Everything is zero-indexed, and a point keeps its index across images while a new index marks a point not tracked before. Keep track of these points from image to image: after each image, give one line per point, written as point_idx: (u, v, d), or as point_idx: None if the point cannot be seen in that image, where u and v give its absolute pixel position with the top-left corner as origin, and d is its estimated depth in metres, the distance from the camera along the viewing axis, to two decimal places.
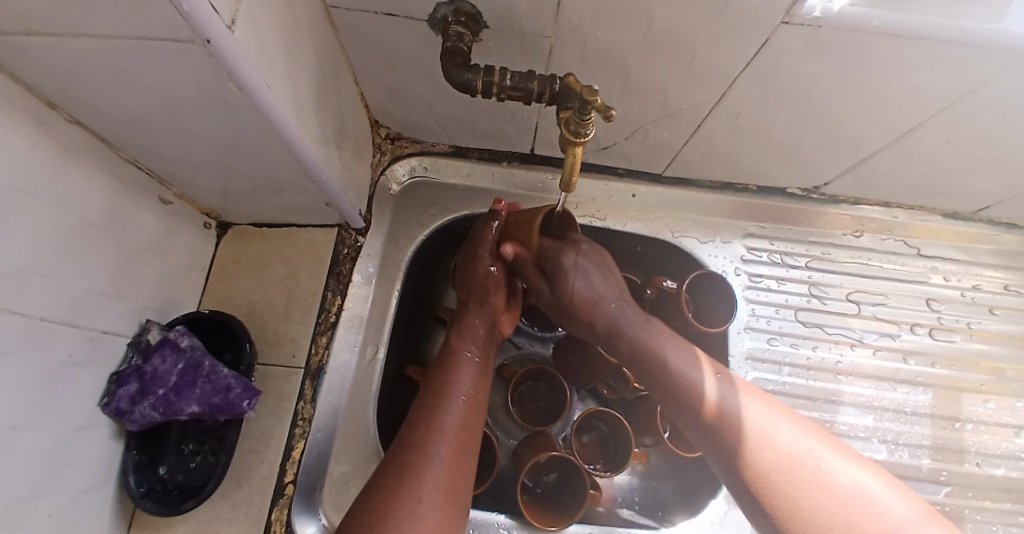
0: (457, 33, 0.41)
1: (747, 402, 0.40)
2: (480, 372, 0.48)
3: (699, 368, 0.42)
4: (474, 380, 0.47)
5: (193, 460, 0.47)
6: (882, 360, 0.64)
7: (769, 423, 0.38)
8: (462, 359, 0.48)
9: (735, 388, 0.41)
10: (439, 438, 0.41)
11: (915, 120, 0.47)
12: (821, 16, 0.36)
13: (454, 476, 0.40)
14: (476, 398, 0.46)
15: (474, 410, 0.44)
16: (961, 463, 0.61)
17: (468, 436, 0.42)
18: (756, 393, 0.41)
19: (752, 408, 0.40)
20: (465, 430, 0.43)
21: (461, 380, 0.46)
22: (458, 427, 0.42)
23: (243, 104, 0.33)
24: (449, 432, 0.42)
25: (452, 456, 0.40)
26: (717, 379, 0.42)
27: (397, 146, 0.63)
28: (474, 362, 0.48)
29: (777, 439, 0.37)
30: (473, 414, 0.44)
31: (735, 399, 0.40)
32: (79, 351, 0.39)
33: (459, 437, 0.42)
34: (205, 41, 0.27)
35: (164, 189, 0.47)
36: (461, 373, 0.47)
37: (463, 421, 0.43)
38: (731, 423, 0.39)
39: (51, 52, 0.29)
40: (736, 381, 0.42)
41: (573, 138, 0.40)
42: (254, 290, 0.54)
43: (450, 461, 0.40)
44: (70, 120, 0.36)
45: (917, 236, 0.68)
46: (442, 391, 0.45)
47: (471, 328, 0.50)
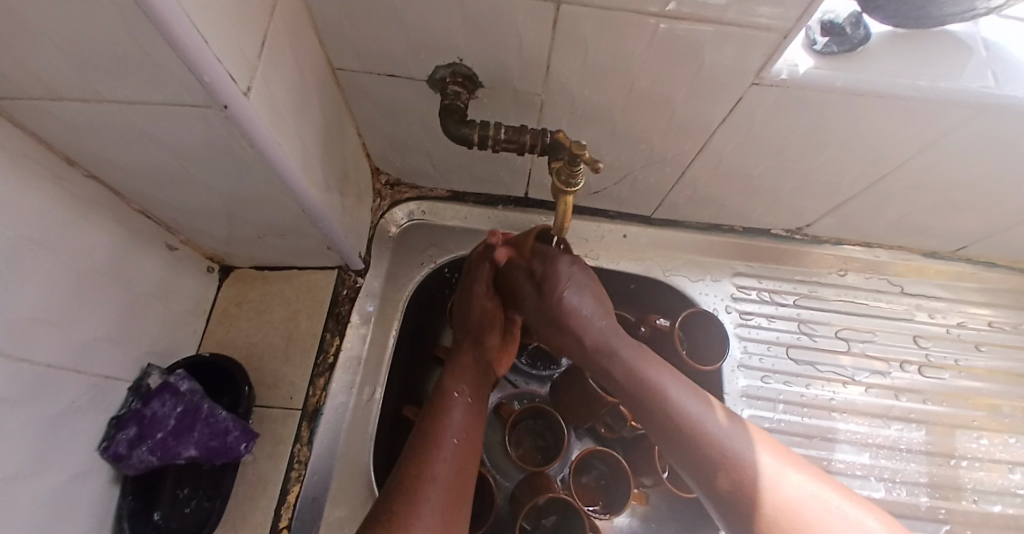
0: (455, 92, 0.44)
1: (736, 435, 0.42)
2: (470, 415, 0.47)
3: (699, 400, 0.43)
4: (466, 423, 0.46)
5: (187, 505, 0.46)
6: (875, 397, 0.65)
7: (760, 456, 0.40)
8: (451, 402, 0.47)
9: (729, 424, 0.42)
10: (431, 487, 0.40)
11: (885, 167, 0.50)
12: (787, 78, 0.39)
13: (449, 521, 0.39)
14: (468, 441, 0.45)
15: (466, 458, 0.44)
16: (959, 500, 0.61)
17: (462, 482, 0.42)
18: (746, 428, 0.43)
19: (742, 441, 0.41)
20: (457, 475, 0.42)
21: (451, 423, 0.45)
22: (451, 472, 0.42)
23: (253, 158, 0.35)
24: (440, 479, 0.41)
25: (446, 503, 0.40)
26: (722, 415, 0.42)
27: (396, 191, 0.65)
28: (464, 404, 0.47)
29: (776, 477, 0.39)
30: (465, 461, 0.43)
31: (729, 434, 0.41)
32: (82, 397, 0.40)
33: (453, 483, 0.41)
34: (223, 106, 0.29)
35: (171, 235, 0.48)
36: (452, 414, 0.46)
37: (455, 467, 0.42)
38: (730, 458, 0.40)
39: (74, 115, 0.31)
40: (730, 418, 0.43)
41: (565, 188, 0.43)
42: (254, 332, 0.55)
43: (444, 508, 0.39)
44: (86, 175, 0.38)
45: (901, 274, 0.70)
46: (433, 436, 0.44)
47: (461, 369, 0.50)
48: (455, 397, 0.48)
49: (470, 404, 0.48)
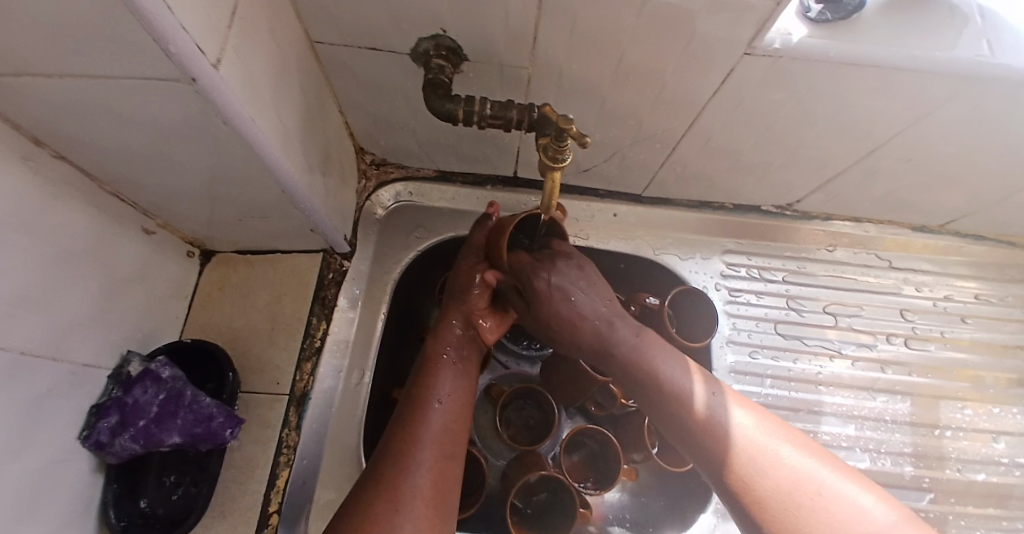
0: (438, 66, 0.43)
1: (735, 413, 0.40)
2: (459, 377, 0.47)
3: (690, 377, 0.42)
4: (456, 384, 0.46)
5: (174, 491, 0.46)
6: (862, 370, 0.65)
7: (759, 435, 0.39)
8: (440, 366, 0.47)
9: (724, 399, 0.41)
10: (418, 448, 0.41)
11: (876, 141, 0.50)
12: (781, 47, 0.39)
13: (438, 481, 0.40)
14: (456, 405, 0.45)
15: (455, 419, 0.44)
16: (942, 469, 0.62)
17: (451, 442, 0.42)
18: (746, 404, 0.42)
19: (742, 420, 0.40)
20: (447, 434, 0.42)
21: (439, 387, 0.45)
22: (439, 431, 0.42)
23: (228, 137, 0.34)
24: (428, 439, 0.41)
25: (435, 463, 0.40)
26: (706, 387, 0.42)
27: (382, 171, 0.64)
28: (453, 366, 0.47)
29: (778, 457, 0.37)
30: (455, 425, 0.44)
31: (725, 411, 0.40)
32: (60, 384, 0.39)
33: (441, 443, 0.42)
34: (191, 80, 0.28)
35: (148, 219, 0.47)
36: (441, 376, 0.46)
37: (444, 427, 0.43)
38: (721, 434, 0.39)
39: (33, 90, 0.30)
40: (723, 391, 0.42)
41: (552, 164, 0.42)
42: (238, 317, 0.54)
43: (433, 469, 0.40)
44: (56, 156, 0.37)
45: (888, 249, 0.70)
46: (421, 402, 0.44)
47: (449, 330, 0.50)
48: (444, 360, 0.48)
49: (459, 365, 0.48)
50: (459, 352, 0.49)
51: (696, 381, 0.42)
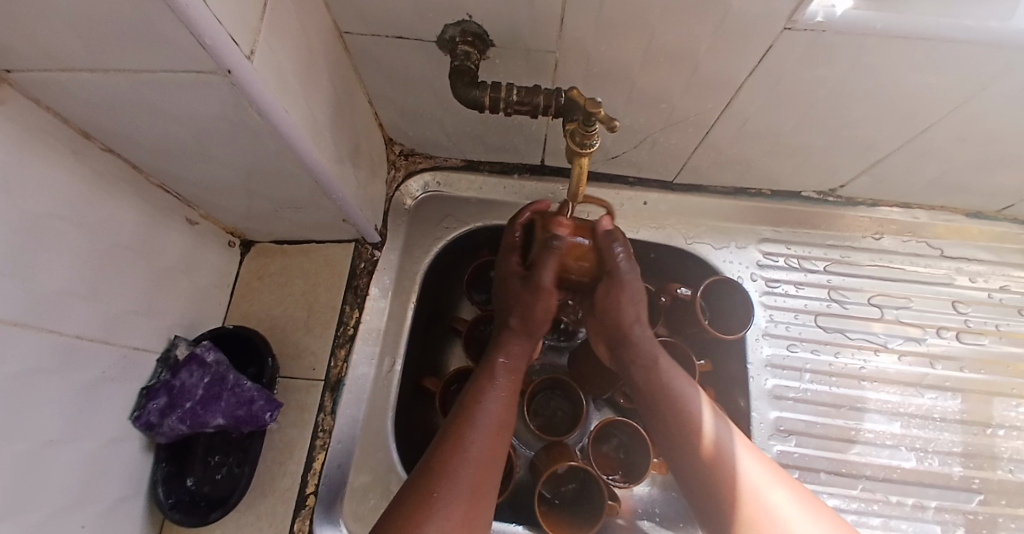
0: (465, 53, 0.42)
1: (741, 452, 0.43)
2: (506, 396, 0.45)
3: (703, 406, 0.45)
4: (503, 403, 0.45)
5: (218, 471, 0.48)
6: (909, 365, 0.62)
7: (763, 482, 0.41)
8: (488, 387, 0.45)
9: (733, 438, 0.43)
10: (463, 467, 0.39)
11: (926, 121, 0.47)
12: (824, 20, 0.36)
13: (476, 503, 0.38)
14: (500, 426, 0.43)
15: (498, 438, 0.42)
16: (994, 470, 0.59)
17: (492, 464, 0.41)
18: (752, 448, 0.44)
19: (745, 461, 0.42)
20: (489, 457, 0.41)
21: (486, 404, 0.44)
22: (483, 452, 0.40)
23: (263, 129, 0.35)
24: (472, 459, 0.40)
25: (475, 483, 0.39)
26: (716, 419, 0.44)
27: (411, 161, 0.64)
28: (503, 382, 0.46)
29: (769, 503, 0.40)
30: (497, 442, 0.42)
31: (732, 449, 0.43)
32: (113, 368, 0.41)
33: (483, 464, 0.40)
34: (226, 72, 0.28)
35: (190, 210, 0.49)
36: (489, 394, 0.45)
37: (488, 448, 0.41)
38: (723, 471, 0.42)
39: (83, 87, 0.31)
40: (733, 429, 0.45)
41: (579, 150, 0.41)
42: (275, 305, 0.56)
43: (473, 489, 0.38)
44: (104, 149, 0.38)
45: (941, 236, 0.66)
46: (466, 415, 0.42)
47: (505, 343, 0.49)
48: (493, 381, 0.46)
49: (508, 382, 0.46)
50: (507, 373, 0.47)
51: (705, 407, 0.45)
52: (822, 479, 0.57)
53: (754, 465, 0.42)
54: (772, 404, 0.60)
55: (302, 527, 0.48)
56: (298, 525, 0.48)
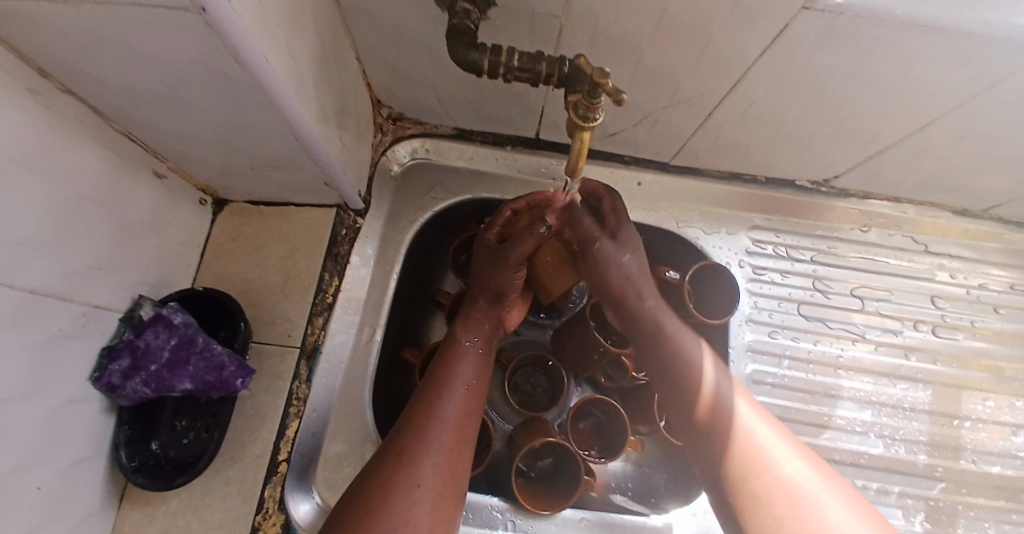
0: (464, 10, 0.39)
1: (740, 402, 0.44)
2: (479, 362, 0.47)
3: (704, 356, 0.46)
4: (476, 371, 0.46)
5: (186, 435, 0.46)
6: (883, 355, 0.63)
7: (759, 425, 0.43)
8: (462, 353, 0.47)
9: (731, 386, 0.45)
10: (439, 425, 0.40)
11: (931, 115, 0.46)
12: (842, 1, 0.34)
13: (454, 460, 0.40)
14: (476, 388, 0.45)
15: (474, 398, 0.44)
16: (957, 460, 0.61)
17: (469, 424, 0.42)
18: (748, 397, 0.46)
19: (744, 408, 0.44)
20: (463, 423, 0.42)
21: (462, 369, 0.45)
22: (458, 412, 0.42)
23: (241, 78, 0.32)
24: (449, 418, 0.41)
25: (452, 443, 0.40)
26: (716, 371, 0.45)
27: (399, 126, 0.61)
28: (474, 352, 0.47)
29: (764, 445, 0.42)
30: (473, 403, 0.44)
31: (730, 396, 0.44)
32: (72, 325, 0.39)
33: (460, 423, 0.42)
34: (199, 8, 0.26)
35: (159, 163, 0.46)
36: (462, 359, 0.46)
37: (464, 410, 0.42)
38: (723, 413, 0.43)
39: (36, 16, 0.28)
40: (730, 378, 0.46)
41: (581, 123, 0.39)
42: (251, 268, 0.54)
43: (451, 448, 0.40)
44: (63, 90, 0.35)
45: (925, 232, 0.67)
46: (443, 378, 0.44)
47: (476, 320, 0.49)
48: (467, 346, 0.47)
49: (481, 353, 0.48)
50: (481, 339, 0.49)
51: (706, 358, 0.46)
52: None
53: (752, 411, 0.44)
54: (750, 389, 0.60)
55: (273, 494, 0.47)
56: (269, 492, 0.47)
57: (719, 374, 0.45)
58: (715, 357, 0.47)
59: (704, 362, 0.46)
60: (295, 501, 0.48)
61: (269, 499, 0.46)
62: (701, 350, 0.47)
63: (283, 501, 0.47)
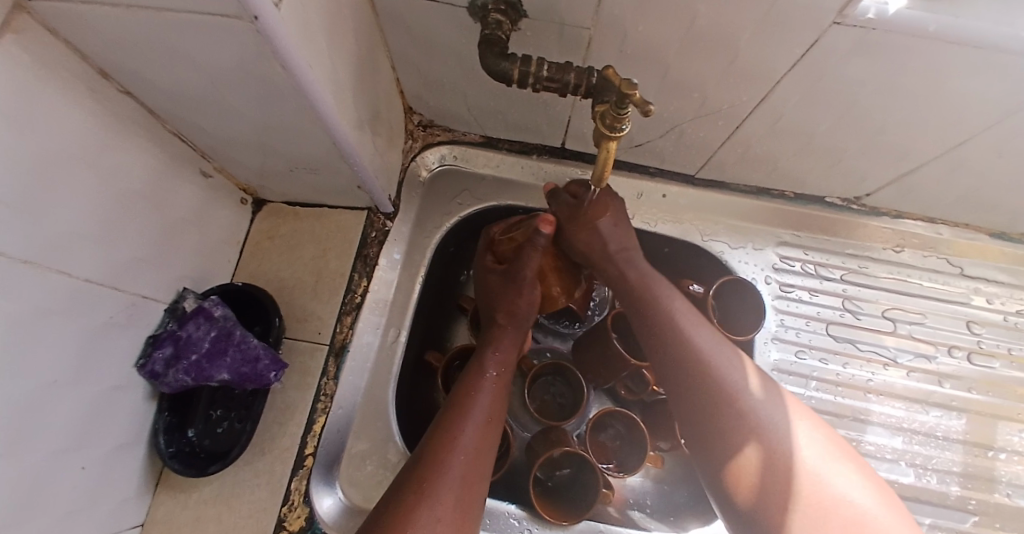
0: (496, 21, 0.41)
1: (790, 417, 0.39)
2: (497, 393, 0.46)
3: (746, 370, 0.41)
4: (494, 402, 0.45)
5: (219, 425, 0.48)
6: (916, 381, 0.62)
7: (810, 444, 0.38)
8: (480, 385, 0.46)
9: (781, 401, 0.40)
10: (457, 456, 0.39)
11: (966, 133, 0.45)
12: (874, 17, 0.35)
13: (471, 494, 0.38)
14: (493, 420, 0.44)
15: (490, 430, 0.43)
16: (992, 493, 0.59)
17: (485, 456, 0.41)
18: (801, 411, 0.40)
19: (802, 426, 0.39)
20: (481, 453, 0.41)
21: (480, 400, 0.44)
22: (475, 444, 0.41)
23: (286, 83, 0.34)
24: (467, 448, 0.40)
25: (470, 475, 0.39)
26: (762, 385, 0.41)
27: (429, 133, 0.63)
28: (493, 382, 0.46)
29: (817, 467, 0.36)
30: (490, 436, 0.42)
31: (779, 412, 0.39)
32: (120, 313, 0.41)
33: (477, 457, 0.40)
34: (252, 18, 0.27)
35: (206, 162, 0.48)
36: (479, 394, 0.45)
37: (480, 441, 0.41)
38: (771, 431, 0.38)
39: (107, 22, 0.30)
40: (777, 391, 0.41)
41: (608, 132, 0.39)
42: (284, 267, 0.56)
43: (469, 480, 0.38)
44: (123, 91, 0.38)
45: (961, 254, 0.65)
46: (461, 409, 0.43)
47: (505, 340, 0.50)
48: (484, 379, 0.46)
49: (500, 381, 0.47)
50: (500, 372, 0.48)
51: (747, 370, 0.41)
52: None
53: (805, 427, 0.39)
54: None
55: (299, 486, 0.48)
56: (295, 484, 0.48)
57: (764, 389, 0.40)
58: (760, 371, 0.43)
59: (745, 376, 0.41)
60: (319, 495, 0.49)
61: (295, 491, 0.48)
62: (742, 364, 0.42)
63: (308, 494, 0.48)
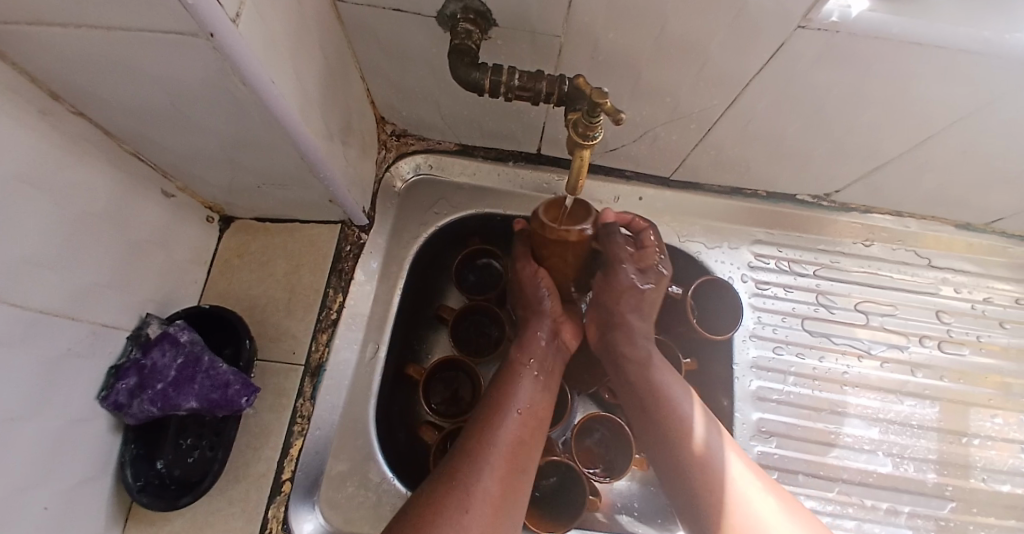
0: (466, 31, 0.40)
1: (727, 456, 0.43)
2: (540, 390, 0.46)
3: (693, 407, 0.45)
4: (535, 398, 0.45)
5: (190, 454, 0.46)
6: (890, 372, 0.63)
7: (746, 480, 0.41)
8: (520, 377, 0.46)
9: (721, 440, 0.44)
10: (493, 451, 0.40)
11: (929, 132, 0.46)
12: (838, 21, 0.35)
13: (506, 490, 0.39)
14: (534, 415, 0.44)
15: (533, 426, 0.43)
16: (967, 478, 0.60)
17: (523, 453, 0.42)
18: (737, 449, 0.44)
19: (734, 462, 0.43)
20: (518, 449, 0.41)
21: (520, 394, 0.45)
22: (513, 441, 0.41)
23: (248, 98, 0.33)
24: (505, 445, 0.41)
25: (506, 471, 0.40)
26: (705, 423, 0.44)
27: (403, 143, 0.62)
28: (535, 378, 0.47)
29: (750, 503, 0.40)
30: (529, 433, 0.43)
31: (719, 449, 0.43)
32: (80, 343, 0.39)
33: (513, 451, 0.41)
34: (209, 34, 0.26)
35: (167, 181, 0.46)
36: (519, 386, 0.45)
37: (519, 438, 0.42)
38: (711, 467, 0.42)
39: (51, 41, 0.28)
40: (720, 430, 0.45)
41: (582, 141, 0.39)
42: (255, 285, 0.54)
43: (503, 474, 0.39)
44: (75, 112, 0.36)
45: (929, 246, 0.67)
46: (500, 404, 0.44)
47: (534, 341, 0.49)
48: (524, 371, 0.47)
49: (541, 379, 0.47)
50: (540, 366, 0.48)
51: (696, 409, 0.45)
52: (800, 480, 0.58)
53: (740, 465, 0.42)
54: (754, 405, 0.60)
55: (277, 514, 0.46)
56: (273, 512, 0.46)
57: (707, 428, 0.44)
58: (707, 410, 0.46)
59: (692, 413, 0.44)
60: (298, 521, 0.47)
61: (274, 519, 0.46)
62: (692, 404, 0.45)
63: (287, 521, 0.47)
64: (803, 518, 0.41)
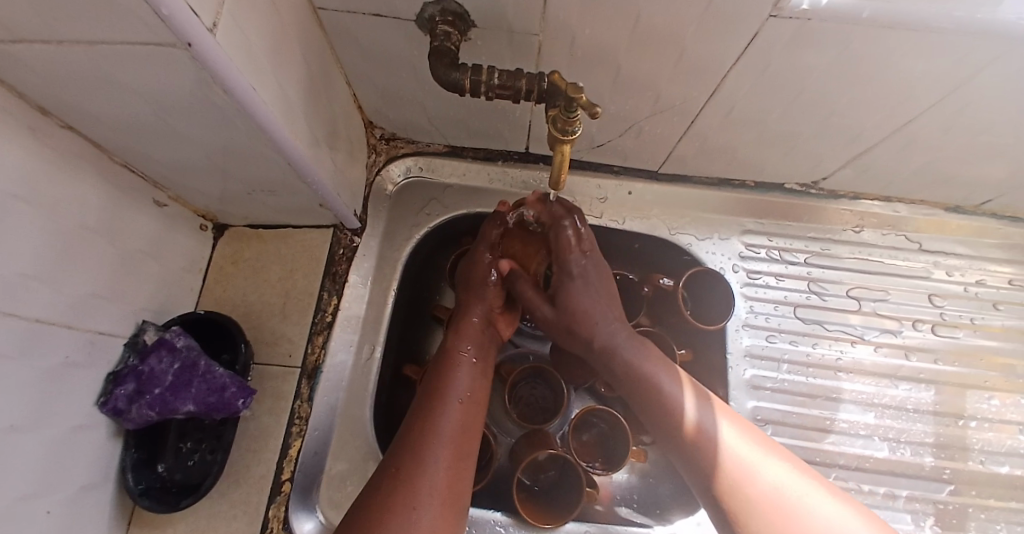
0: (444, 33, 0.41)
1: (725, 426, 0.41)
2: (476, 374, 0.46)
3: (681, 387, 0.44)
4: (473, 384, 0.45)
5: (191, 458, 0.47)
6: (884, 356, 0.63)
7: (749, 451, 0.40)
8: (457, 368, 0.45)
9: (715, 413, 0.42)
10: (436, 442, 0.39)
11: (911, 113, 0.47)
12: (809, 8, 0.36)
13: (454, 479, 0.38)
14: (473, 401, 0.44)
15: (471, 410, 0.43)
16: (965, 460, 0.60)
17: (468, 439, 0.41)
18: (736, 420, 0.43)
19: (731, 433, 0.41)
20: (461, 438, 0.41)
21: (458, 381, 0.44)
22: (455, 430, 0.41)
23: (230, 106, 0.33)
24: (447, 435, 0.40)
25: (451, 461, 0.39)
26: (697, 399, 0.43)
27: (392, 146, 0.63)
28: (472, 363, 0.46)
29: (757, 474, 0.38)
30: (471, 418, 0.42)
31: (714, 423, 0.41)
32: (77, 352, 0.40)
33: (458, 439, 0.40)
34: (187, 44, 0.27)
35: (159, 192, 0.47)
36: (457, 373, 0.45)
37: (460, 425, 0.41)
38: (708, 444, 0.40)
39: (34, 57, 0.29)
40: (715, 403, 0.43)
41: (561, 136, 0.40)
42: (251, 292, 0.55)
43: (449, 464, 0.38)
44: (63, 126, 0.37)
45: (920, 230, 0.67)
46: (439, 394, 0.43)
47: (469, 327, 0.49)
48: (461, 362, 0.46)
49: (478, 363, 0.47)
50: (476, 353, 0.47)
51: (686, 390, 0.44)
52: None
53: (741, 438, 0.41)
54: (750, 394, 0.60)
55: (277, 514, 0.47)
56: (273, 512, 0.47)
57: (700, 406, 0.43)
58: (697, 386, 0.45)
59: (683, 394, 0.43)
60: (299, 522, 0.48)
61: (273, 519, 0.47)
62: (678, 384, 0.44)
63: (287, 521, 0.48)
64: (806, 470, 0.40)
